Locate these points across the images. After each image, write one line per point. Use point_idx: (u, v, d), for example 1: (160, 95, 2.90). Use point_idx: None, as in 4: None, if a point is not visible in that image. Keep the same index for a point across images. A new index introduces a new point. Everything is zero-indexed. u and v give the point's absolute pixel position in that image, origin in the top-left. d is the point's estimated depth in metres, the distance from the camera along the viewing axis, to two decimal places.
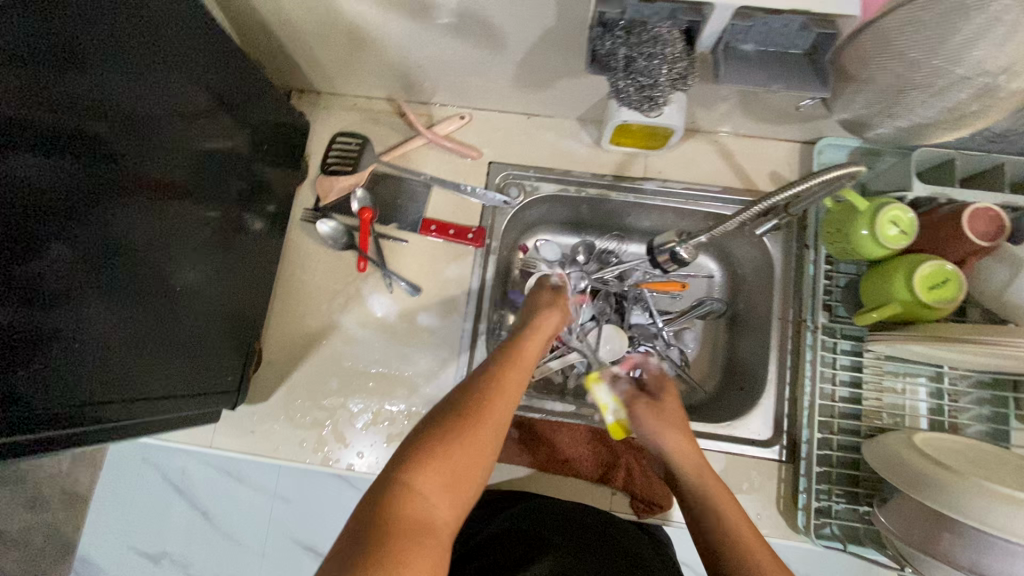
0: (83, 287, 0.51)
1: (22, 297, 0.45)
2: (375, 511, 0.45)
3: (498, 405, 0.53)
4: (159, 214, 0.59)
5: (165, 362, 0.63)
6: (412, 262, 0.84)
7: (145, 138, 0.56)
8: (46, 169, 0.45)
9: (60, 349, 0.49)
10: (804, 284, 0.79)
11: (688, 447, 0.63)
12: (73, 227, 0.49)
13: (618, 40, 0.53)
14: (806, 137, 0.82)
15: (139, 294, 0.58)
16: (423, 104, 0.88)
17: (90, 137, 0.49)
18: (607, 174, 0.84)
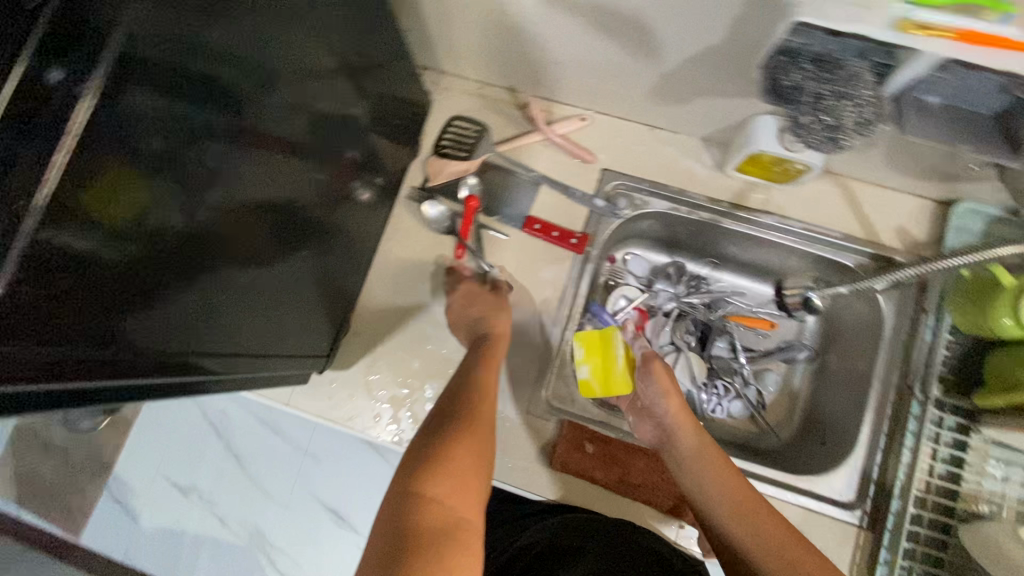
0: (206, 247, 0.46)
1: (157, 258, 0.40)
2: (400, 526, 0.52)
3: (472, 428, 0.64)
4: (275, 174, 0.54)
5: (257, 323, 0.59)
6: (510, 257, 0.83)
7: (273, 91, 0.49)
8: (186, 121, 0.39)
9: (176, 311, 0.45)
10: (917, 350, 0.75)
11: (688, 418, 0.74)
12: (204, 186, 0.43)
13: (806, 73, 0.50)
14: (942, 196, 0.77)
15: (248, 256, 0.53)
16: (544, 100, 0.86)
17: (228, 87, 0.43)
18: (723, 200, 0.82)
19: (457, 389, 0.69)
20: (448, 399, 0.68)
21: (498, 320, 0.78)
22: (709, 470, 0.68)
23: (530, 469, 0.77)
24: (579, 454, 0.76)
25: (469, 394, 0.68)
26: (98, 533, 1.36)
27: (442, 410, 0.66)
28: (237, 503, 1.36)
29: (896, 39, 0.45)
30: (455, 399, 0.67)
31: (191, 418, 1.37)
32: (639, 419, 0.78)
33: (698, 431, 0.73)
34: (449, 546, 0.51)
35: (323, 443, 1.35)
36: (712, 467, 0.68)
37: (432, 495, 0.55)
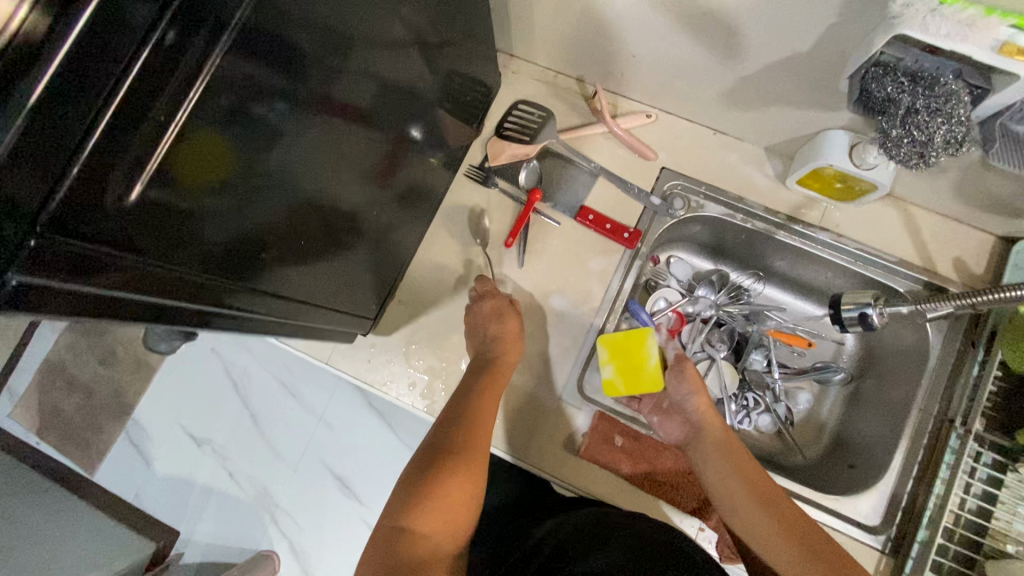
0: (280, 198, 0.48)
1: (238, 202, 0.42)
2: (395, 552, 0.57)
3: (464, 461, 0.64)
4: (344, 135, 0.55)
5: (316, 274, 0.62)
6: (559, 244, 0.84)
7: (348, 57, 0.50)
8: (274, 80, 0.40)
9: (252, 253, 0.47)
10: (960, 384, 0.75)
11: (714, 419, 0.74)
12: (286, 139, 0.45)
13: (902, 86, 0.51)
14: (1006, 233, 0.76)
15: (313, 208, 0.55)
16: (611, 93, 0.87)
17: (314, 49, 0.43)
18: (780, 212, 0.81)
19: (452, 416, 0.69)
20: (444, 425, 0.68)
21: (510, 347, 0.75)
22: (735, 474, 0.68)
23: (558, 454, 0.77)
24: (607, 445, 0.76)
25: (466, 423, 0.67)
26: (114, 473, 1.42)
27: (435, 439, 0.67)
28: (249, 458, 1.38)
29: (996, 62, 0.45)
30: (452, 429, 0.67)
31: (214, 369, 1.41)
32: (665, 420, 0.78)
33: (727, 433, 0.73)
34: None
35: (338, 411, 1.37)
36: (740, 471, 0.68)
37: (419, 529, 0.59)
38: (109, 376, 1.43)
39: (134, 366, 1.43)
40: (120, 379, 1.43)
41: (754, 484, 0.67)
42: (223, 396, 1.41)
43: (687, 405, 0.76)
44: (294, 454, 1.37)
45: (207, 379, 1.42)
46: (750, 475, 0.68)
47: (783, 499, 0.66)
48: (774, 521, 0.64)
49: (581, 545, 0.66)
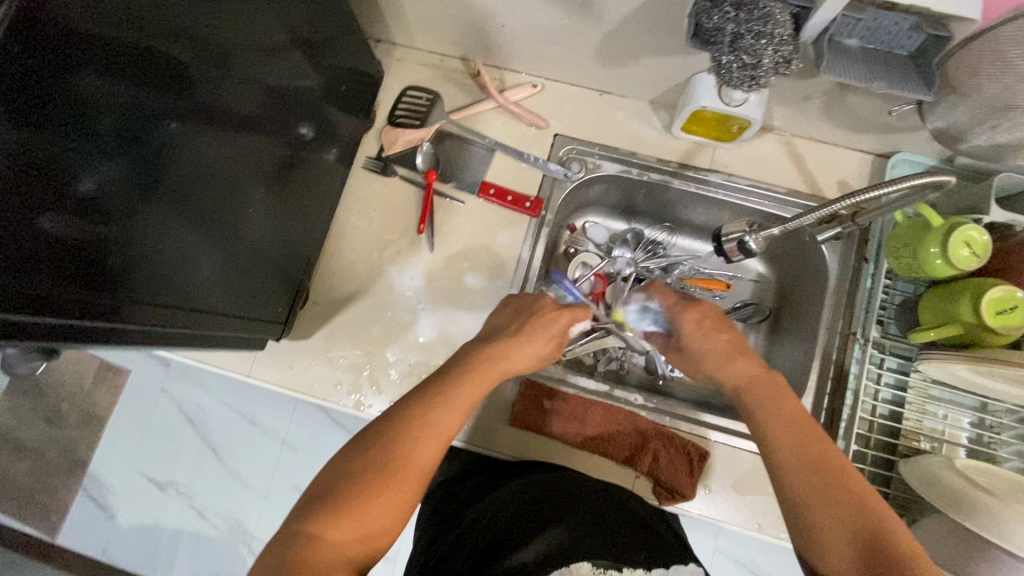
0: (146, 203, 0.51)
1: (89, 210, 0.45)
2: (286, 556, 0.43)
3: (418, 442, 0.49)
4: (225, 143, 0.60)
5: (219, 283, 0.64)
6: (466, 223, 0.85)
7: (217, 69, 0.56)
8: (114, 89, 0.45)
9: (122, 259, 0.50)
10: (859, 298, 0.78)
11: (739, 363, 0.56)
12: (141, 145, 0.49)
13: (727, 15, 0.51)
14: (879, 150, 0.80)
15: (196, 215, 0.58)
16: (496, 69, 0.88)
17: (165, 60, 0.49)
18: (672, 160, 0.84)
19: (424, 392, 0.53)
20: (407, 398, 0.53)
21: (528, 339, 0.58)
22: (830, 474, 0.47)
23: (491, 429, 0.78)
24: (538, 411, 0.78)
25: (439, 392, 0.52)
26: (75, 532, 1.37)
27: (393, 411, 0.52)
28: (210, 493, 1.34)
29: None
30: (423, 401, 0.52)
31: (160, 408, 1.36)
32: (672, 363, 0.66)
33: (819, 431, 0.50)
34: None
35: (301, 432, 1.33)
36: (834, 471, 0.48)
37: (323, 534, 0.44)
38: (47, 435, 1.36)
39: (73, 422, 1.36)
40: (63, 437, 1.36)
41: (815, 459, 0.48)
42: (175, 434, 1.35)
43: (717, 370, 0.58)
44: (255, 481, 1.33)
45: (157, 419, 1.36)
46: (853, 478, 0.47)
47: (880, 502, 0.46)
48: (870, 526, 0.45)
49: (542, 515, 0.63)
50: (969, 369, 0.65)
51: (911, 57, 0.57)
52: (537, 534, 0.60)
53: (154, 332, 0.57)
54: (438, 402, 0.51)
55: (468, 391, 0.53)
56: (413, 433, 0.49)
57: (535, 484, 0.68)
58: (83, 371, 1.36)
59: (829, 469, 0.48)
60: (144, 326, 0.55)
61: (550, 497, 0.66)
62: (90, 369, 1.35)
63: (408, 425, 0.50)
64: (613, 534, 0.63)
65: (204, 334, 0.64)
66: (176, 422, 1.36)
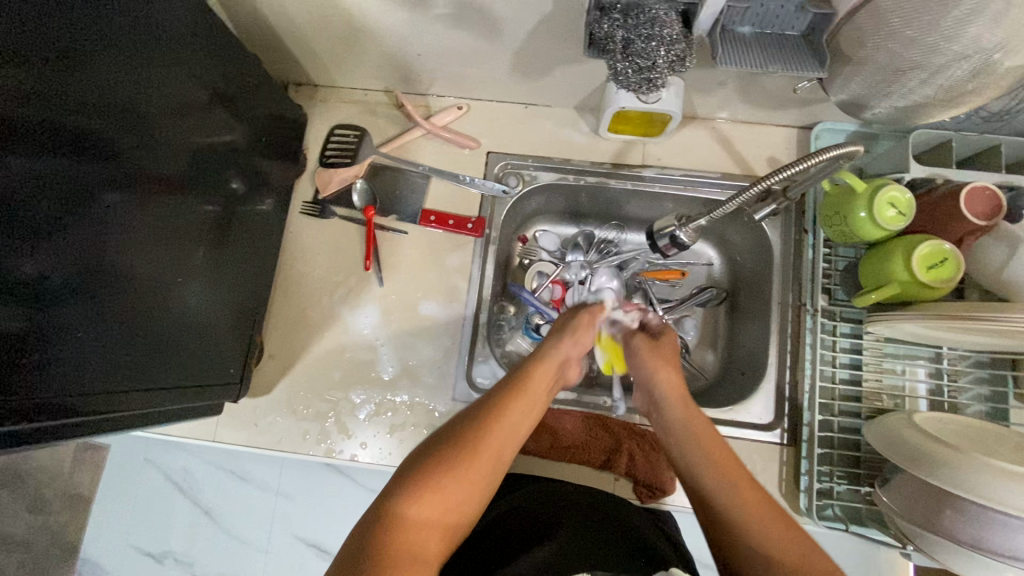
0: (86, 283, 0.51)
1: (29, 292, 0.45)
2: (373, 539, 0.45)
3: (478, 460, 0.50)
4: (161, 209, 0.60)
5: (170, 353, 0.63)
6: (413, 253, 0.84)
7: (143, 137, 0.56)
8: (41, 168, 0.45)
9: (69, 342, 0.50)
10: (805, 269, 0.80)
11: (672, 377, 0.63)
12: (74, 224, 0.49)
13: (616, 22, 0.53)
14: (802, 123, 0.82)
15: (141, 288, 0.58)
16: (420, 96, 0.88)
17: (87, 132, 0.50)
18: (605, 162, 0.85)
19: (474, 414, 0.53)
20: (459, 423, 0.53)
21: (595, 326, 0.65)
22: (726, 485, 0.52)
23: None
24: None
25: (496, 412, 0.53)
26: None
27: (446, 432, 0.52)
28: (207, 557, 1.30)
29: None
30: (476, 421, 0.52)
31: (143, 478, 1.30)
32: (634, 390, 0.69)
33: (729, 459, 0.54)
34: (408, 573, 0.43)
35: (294, 479, 1.26)
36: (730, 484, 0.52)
37: (408, 515, 0.46)
38: (33, 525, 1.32)
39: (56, 507, 1.32)
40: (50, 524, 1.33)
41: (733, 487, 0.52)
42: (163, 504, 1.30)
43: (650, 375, 0.64)
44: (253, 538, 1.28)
45: (145, 491, 1.30)
46: (738, 477, 0.53)
47: (764, 500, 0.51)
48: (763, 537, 0.49)
49: (529, 534, 0.62)
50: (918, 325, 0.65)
51: (803, 37, 0.59)
52: (529, 550, 0.59)
53: (104, 412, 0.55)
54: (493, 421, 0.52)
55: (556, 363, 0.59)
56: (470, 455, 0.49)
57: (517, 505, 0.68)
58: (61, 453, 1.32)
59: (752, 500, 0.51)
60: (92, 407, 0.53)
61: (534, 511, 0.66)
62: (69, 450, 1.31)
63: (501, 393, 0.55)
64: (605, 540, 0.63)
65: (159, 406, 0.63)
66: (160, 492, 1.30)
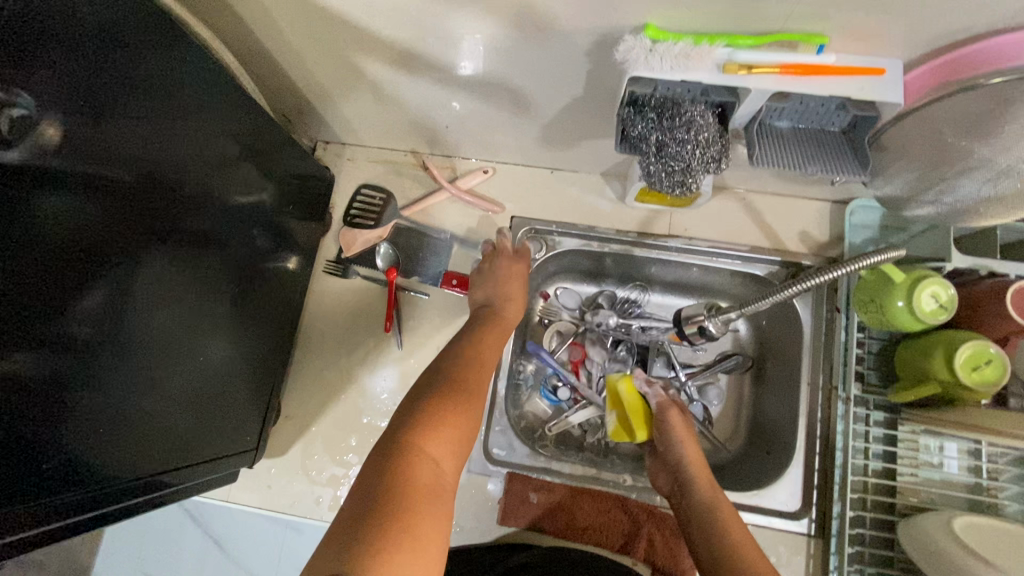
0: (109, 340, 0.51)
1: (50, 346, 0.45)
2: (392, 465, 0.45)
3: (465, 396, 0.55)
4: (189, 263, 0.60)
5: (189, 408, 0.63)
6: (434, 317, 0.84)
7: (176, 192, 0.57)
8: (76, 218, 0.46)
9: (89, 398, 0.49)
10: (836, 351, 0.77)
11: (696, 451, 0.69)
12: (100, 274, 0.49)
13: (650, 124, 0.53)
14: (835, 198, 0.80)
15: (165, 338, 0.58)
16: (446, 157, 0.88)
17: (124, 183, 0.50)
18: (631, 230, 0.83)
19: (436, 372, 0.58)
20: (434, 375, 0.57)
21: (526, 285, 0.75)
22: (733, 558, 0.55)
23: (481, 530, 0.76)
24: (524, 505, 0.75)
25: (466, 357, 0.60)
26: None
27: (428, 381, 0.56)
28: None
29: (725, 81, 0.49)
30: (451, 370, 0.58)
31: None
32: (657, 469, 0.73)
33: (747, 545, 0.56)
34: (436, 501, 0.45)
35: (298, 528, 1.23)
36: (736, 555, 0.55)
37: (425, 449, 0.48)
38: None
39: None
40: None
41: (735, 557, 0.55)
42: None
43: (676, 451, 0.69)
44: None
45: None
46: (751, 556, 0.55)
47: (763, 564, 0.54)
48: None
49: None
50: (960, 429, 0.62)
51: (845, 132, 0.57)
52: None
53: (113, 461, 0.53)
54: (464, 368, 0.58)
55: (504, 326, 0.69)
56: (454, 395, 0.54)
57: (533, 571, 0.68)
58: None
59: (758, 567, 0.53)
60: (103, 459, 0.52)
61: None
62: None
63: (466, 346, 0.62)
64: None
65: (175, 458, 0.62)
66: None
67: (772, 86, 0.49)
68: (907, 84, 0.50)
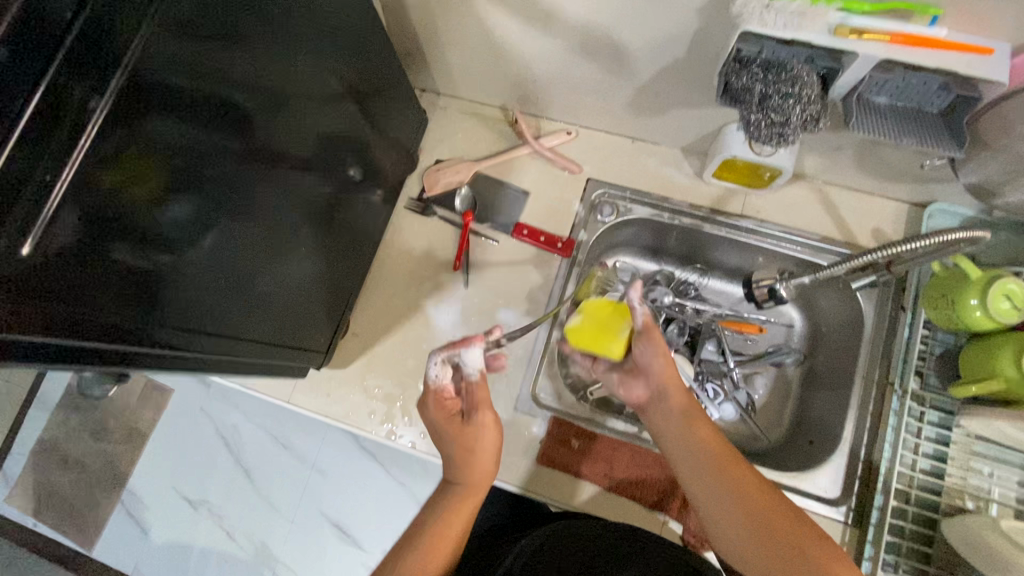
0: (203, 249, 0.52)
1: (155, 247, 0.46)
2: None
3: (457, 516, 0.63)
4: (282, 182, 0.62)
5: (263, 316, 0.66)
6: (501, 263, 0.88)
7: (276, 116, 0.58)
8: (189, 132, 0.47)
9: (179, 298, 0.51)
10: (896, 348, 0.77)
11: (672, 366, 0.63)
12: (204, 186, 0.50)
13: (755, 76, 0.56)
14: (915, 199, 0.80)
15: (251, 253, 0.60)
16: (533, 116, 0.93)
17: (233, 107, 0.51)
18: (704, 206, 0.86)
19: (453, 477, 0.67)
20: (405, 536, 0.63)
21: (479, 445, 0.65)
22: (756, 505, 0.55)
23: (518, 465, 0.79)
24: (565, 448, 0.78)
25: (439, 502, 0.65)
26: (116, 552, 1.34)
27: (411, 530, 0.64)
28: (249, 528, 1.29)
29: (834, 44, 0.51)
30: (427, 518, 0.64)
31: (187, 408, 1.34)
32: (629, 382, 0.67)
33: (761, 486, 0.56)
34: None
35: (330, 454, 1.28)
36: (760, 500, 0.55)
37: None
38: (92, 449, 1.37)
39: (122, 438, 1.36)
40: (108, 453, 1.37)
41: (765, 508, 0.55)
42: (195, 414, 1.34)
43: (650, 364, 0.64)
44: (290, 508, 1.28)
45: (180, 440, 1.34)
46: (772, 502, 0.56)
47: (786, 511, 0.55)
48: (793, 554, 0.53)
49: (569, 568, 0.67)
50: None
51: (943, 115, 0.58)
52: None
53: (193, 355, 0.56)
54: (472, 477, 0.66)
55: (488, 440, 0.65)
56: (454, 513, 0.63)
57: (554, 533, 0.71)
58: (132, 386, 1.37)
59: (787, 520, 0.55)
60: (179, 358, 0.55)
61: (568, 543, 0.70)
62: (138, 388, 1.37)
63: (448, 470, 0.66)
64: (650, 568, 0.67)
65: (243, 359, 0.65)
66: (200, 409, 1.34)
67: (879, 54, 0.50)
68: (1015, 65, 0.51)
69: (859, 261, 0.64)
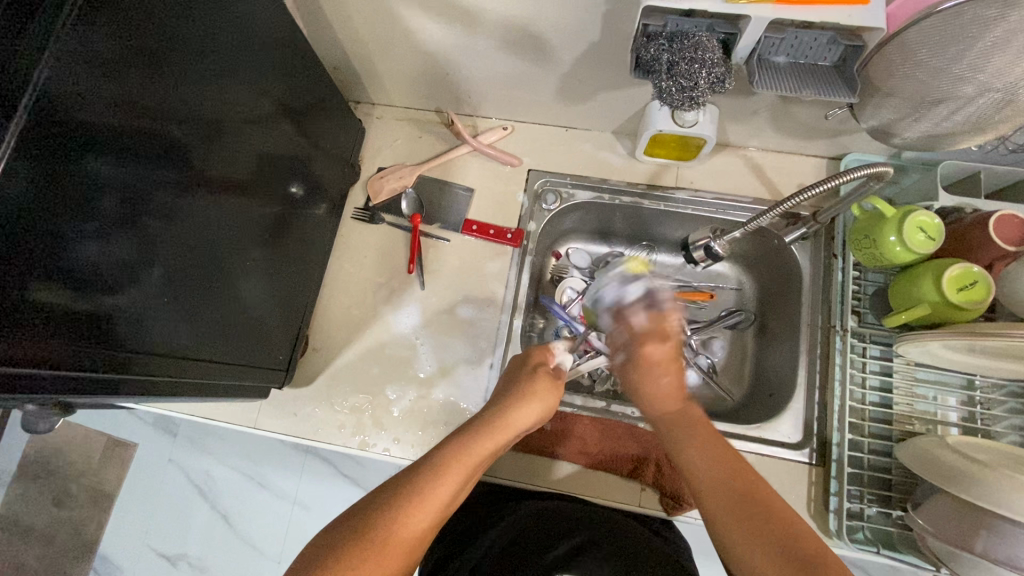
0: (146, 279, 0.51)
1: (91, 282, 0.45)
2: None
3: (463, 458, 0.55)
4: (224, 206, 0.61)
5: (218, 340, 0.65)
6: (454, 260, 0.89)
7: (212, 143, 0.57)
8: (121, 165, 0.46)
9: (125, 332, 0.50)
10: (834, 292, 0.82)
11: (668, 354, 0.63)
12: (141, 219, 0.49)
13: (662, 46, 0.59)
14: (831, 153, 0.86)
15: (197, 279, 0.59)
16: (468, 116, 0.95)
17: (164, 136, 0.50)
18: (641, 183, 0.89)
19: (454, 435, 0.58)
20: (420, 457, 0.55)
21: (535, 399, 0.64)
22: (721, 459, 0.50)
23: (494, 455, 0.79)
24: (537, 431, 0.79)
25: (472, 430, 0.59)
26: None
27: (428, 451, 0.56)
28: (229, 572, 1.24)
29: (726, 8, 0.56)
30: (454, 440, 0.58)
31: (153, 459, 1.29)
32: None
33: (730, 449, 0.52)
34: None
35: (308, 486, 1.24)
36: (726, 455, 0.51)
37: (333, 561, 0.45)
38: (54, 517, 1.30)
39: (86, 500, 1.29)
40: (72, 519, 1.30)
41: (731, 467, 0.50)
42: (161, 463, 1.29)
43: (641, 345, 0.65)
44: (271, 547, 1.23)
45: (149, 491, 1.28)
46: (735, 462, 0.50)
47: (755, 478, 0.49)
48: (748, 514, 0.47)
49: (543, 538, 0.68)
50: (964, 345, 0.65)
51: (836, 67, 0.64)
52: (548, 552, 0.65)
53: (143, 386, 0.55)
54: (479, 435, 0.58)
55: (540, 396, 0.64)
56: (453, 464, 0.54)
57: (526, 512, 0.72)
58: (92, 444, 1.31)
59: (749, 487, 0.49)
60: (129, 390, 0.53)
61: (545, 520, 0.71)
62: (97, 446, 1.31)
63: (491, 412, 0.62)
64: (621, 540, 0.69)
65: (198, 386, 0.63)
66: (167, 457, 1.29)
67: (767, 14, 0.55)
68: (891, 13, 0.56)
69: (776, 209, 0.69)
